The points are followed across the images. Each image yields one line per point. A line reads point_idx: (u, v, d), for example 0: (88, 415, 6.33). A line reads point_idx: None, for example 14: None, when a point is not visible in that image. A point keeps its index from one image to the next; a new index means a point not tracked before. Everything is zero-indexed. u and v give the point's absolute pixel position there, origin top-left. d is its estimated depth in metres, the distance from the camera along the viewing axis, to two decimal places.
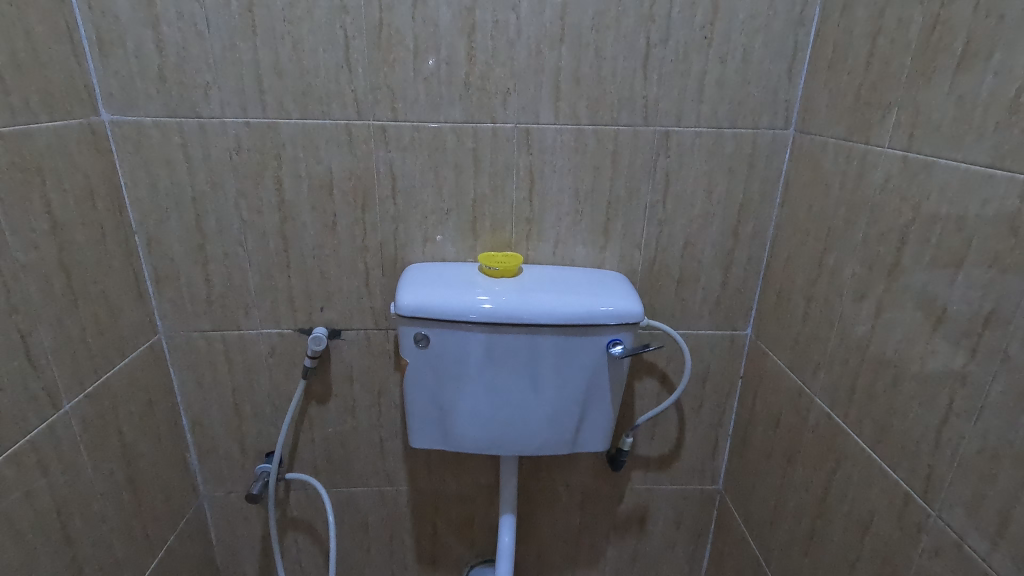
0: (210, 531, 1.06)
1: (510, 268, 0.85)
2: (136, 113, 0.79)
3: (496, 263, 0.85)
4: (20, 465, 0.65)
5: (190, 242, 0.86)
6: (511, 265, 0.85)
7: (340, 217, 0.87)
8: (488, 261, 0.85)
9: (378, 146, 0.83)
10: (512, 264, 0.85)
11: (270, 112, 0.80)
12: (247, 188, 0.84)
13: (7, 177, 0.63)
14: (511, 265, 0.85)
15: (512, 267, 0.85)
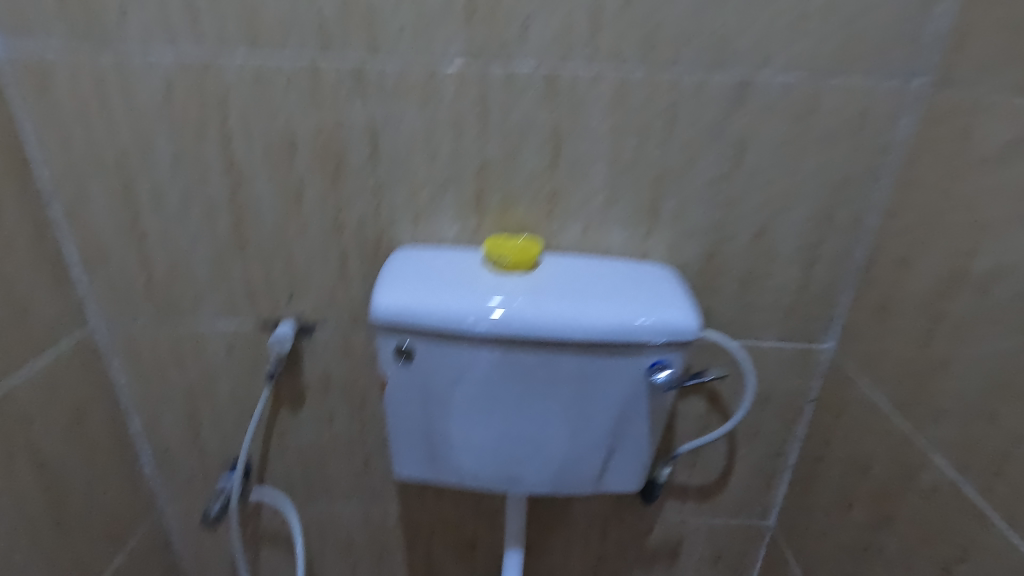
0: (172, 543, 0.93)
1: (526, 259, 0.65)
2: (33, 42, 0.59)
3: (507, 253, 0.65)
4: None
5: (119, 214, 0.68)
6: (527, 255, 0.65)
7: (307, 186, 0.67)
8: (496, 249, 0.65)
9: (355, 93, 0.62)
10: (529, 253, 0.65)
11: (209, 44, 0.60)
12: (186, 147, 0.64)
13: None
14: (527, 255, 0.65)
15: (529, 257, 0.65)
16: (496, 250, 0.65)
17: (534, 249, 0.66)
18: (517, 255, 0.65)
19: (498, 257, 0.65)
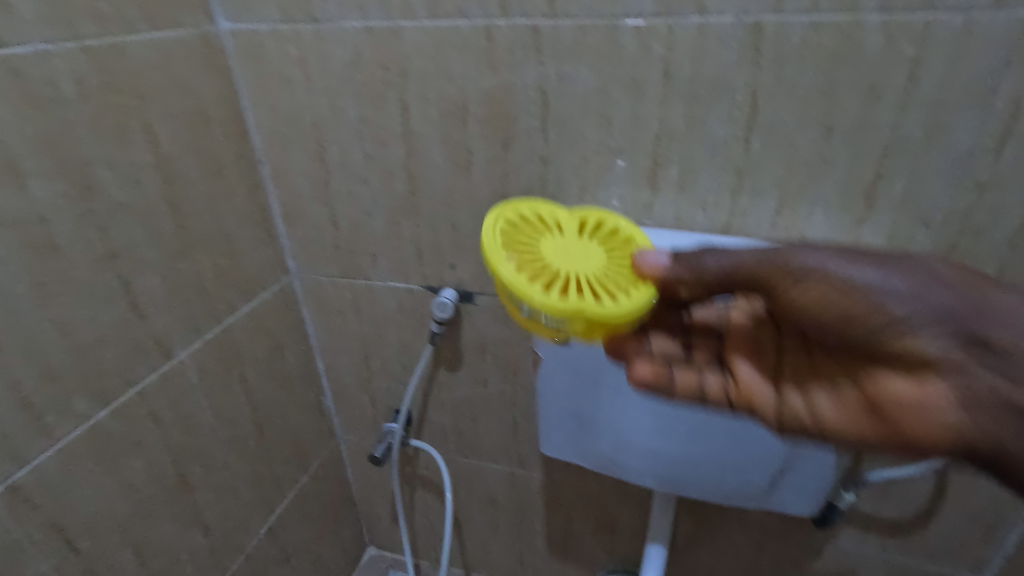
0: (347, 468, 1.06)
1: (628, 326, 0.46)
2: (251, 20, 0.65)
3: (571, 301, 0.44)
4: (128, 417, 0.61)
5: (313, 177, 0.75)
6: (635, 309, 0.46)
7: (475, 154, 0.66)
8: (541, 289, 0.45)
9: (527, 56, 0.58)
10: (638, 307, 0.46)
11: (393, 12, 0.60)
12: (369, 115, 0.67)
13: (94, 104, 0.53)
14: (638, 305, 0.46)
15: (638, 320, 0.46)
16: (534, 290, 0.44)
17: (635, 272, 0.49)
18: (590, 303, 0.45)
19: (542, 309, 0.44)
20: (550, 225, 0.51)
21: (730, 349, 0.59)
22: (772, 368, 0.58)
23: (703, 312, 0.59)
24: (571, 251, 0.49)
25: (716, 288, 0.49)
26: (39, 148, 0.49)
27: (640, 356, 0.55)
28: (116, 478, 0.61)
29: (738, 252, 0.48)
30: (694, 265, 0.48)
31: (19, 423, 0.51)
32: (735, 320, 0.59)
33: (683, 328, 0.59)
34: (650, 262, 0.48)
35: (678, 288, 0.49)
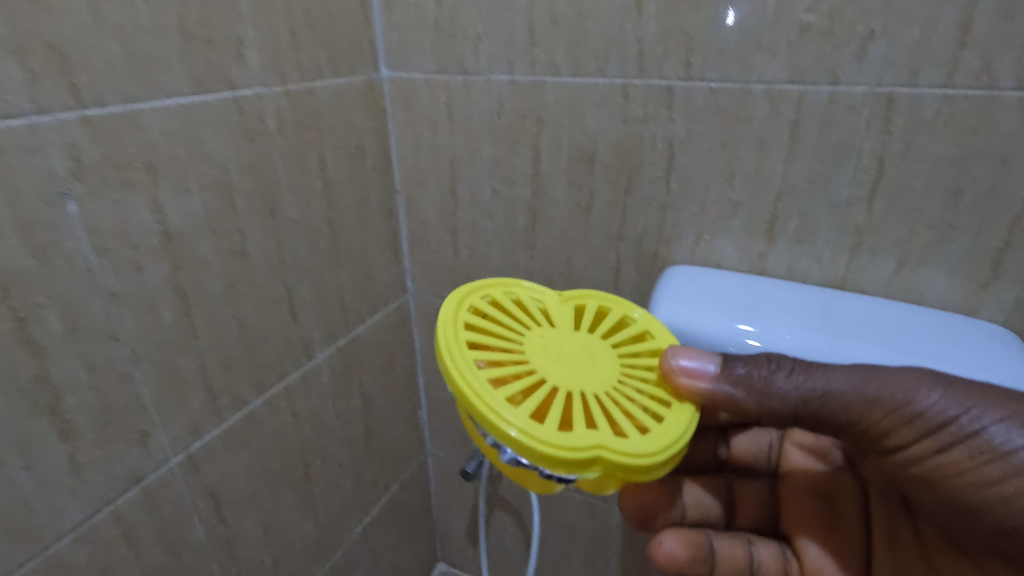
0: (431, 483, 1.10)
1: (658, 471, 0.42)
2: (410, 69, 0.75)
3: (589, 441, 0.40)
4: (274, 407, 0.69)
5: (443, 208, 0.82)
6: (671, 442, 0.42)
7: (598, 197, 0.71)
8: (551, 432, 0.40)
9: (660, 112, 0.64)
10: (674, 441, 0.42)
11: (539, 68, 0.68)
12: (503, 156, 0.75)
13: (287, 137, 0.63)
14: (675, 434, 0.43)
15: (674, 460, 0.43)
16: (543, 432, 0.40)
17: (659, 388, 0.47)
18: (610, 443, 0.41)
19: (554, 457, 0.40)
20: (537, 335, 0.49)
21: (787, 487, 0.62)
22: (838, 513, 0.59)
23: (744, 441, 0.65)
24: (575, 361, 0.47)
25: (791, 415, 0.46)
26: (247, 172, 0.59)
27: (668, 501, 0.59)
28: (259, 461, 0.68)
29: (843, 379, 0.45)
30: (761, 385, 0.46)
31: (201, 402, 0.59)
32: (792, 457, 0.63)
33: (725, 461, 0.65)
34: (694, 367, 0.46)
35: (723, 405, 0.46)
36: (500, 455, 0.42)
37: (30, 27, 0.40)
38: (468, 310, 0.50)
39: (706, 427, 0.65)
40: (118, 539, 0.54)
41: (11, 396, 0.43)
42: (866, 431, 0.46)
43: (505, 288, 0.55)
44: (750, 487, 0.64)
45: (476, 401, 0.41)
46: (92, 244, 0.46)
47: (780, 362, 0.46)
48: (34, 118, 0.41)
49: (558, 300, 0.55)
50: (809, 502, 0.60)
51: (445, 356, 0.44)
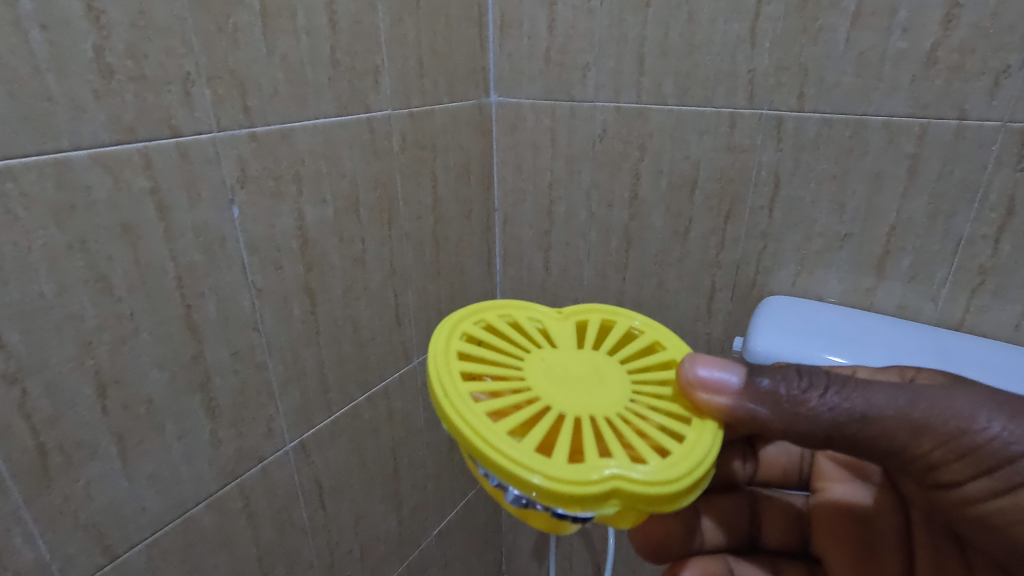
0: None
1: (685, 498, 0.37)
2: (518, 95, 0.79)
3: (600, 471, 0.35)
4: (374, 404, 0.73)
5: (538, 226, 0.86)
6: (693, 463, 0.37)
7: (696, 223, 0.72)
8: (563, 465, 0.35)
9: (768, 142, 0.64)
10: (696, 462, 0.37)
11: (645, 96, 0.70)
12: (602, 179, 0.77)
13: (407, 155, 0.68)
14: (697, 453, 0.38)
15: (701, 485, 0.37)
16: (551, 468, 0.35)
17: (674, 403, 0.42)
18: (627, 470, 0.36)
19: (568, 494, 0.35)
20: (537, 358, 0.44)
21: (818, 505, 0.56)
22: (876, 536, 0.53)
23: (774, 453, 0.56)
24: (581, 383, 0.42)
25: (824, 439, 0.40)
26: (372, 186, 0.64)
27: (683, 534, 0.55)
28: (356, 454, 0.73)
29: (885, 401, 0.39)
30: (791, 404, 0.41)
31: (315, 393, 0.64)
32: (825, 472, 0.55)
33: (751, 476, 0.57)
34: (715, 378, 0.41)
35: (746, 423, 0.41)
36: (511, 498, 0.37)
37: (221, 57, 0.47)
38: (462, 339, 0.45)
39: (732, 440, 0.56)
40: (240, 511, 0.59)
41: (175, 373, 0.50)
42: (912, 461, 0.40)
43: (500, 311, 0.49)
44: (777, 502, 0.58)
45: (478, 438, 0.36)
46: (247, 244, 0.53)
47: (814, 379, 0.41)
48: (216, 134, 0.48)
49: (558, 317, 0.50)
50: (841, 523, 0.54)
51: (441, 395, 0.39)
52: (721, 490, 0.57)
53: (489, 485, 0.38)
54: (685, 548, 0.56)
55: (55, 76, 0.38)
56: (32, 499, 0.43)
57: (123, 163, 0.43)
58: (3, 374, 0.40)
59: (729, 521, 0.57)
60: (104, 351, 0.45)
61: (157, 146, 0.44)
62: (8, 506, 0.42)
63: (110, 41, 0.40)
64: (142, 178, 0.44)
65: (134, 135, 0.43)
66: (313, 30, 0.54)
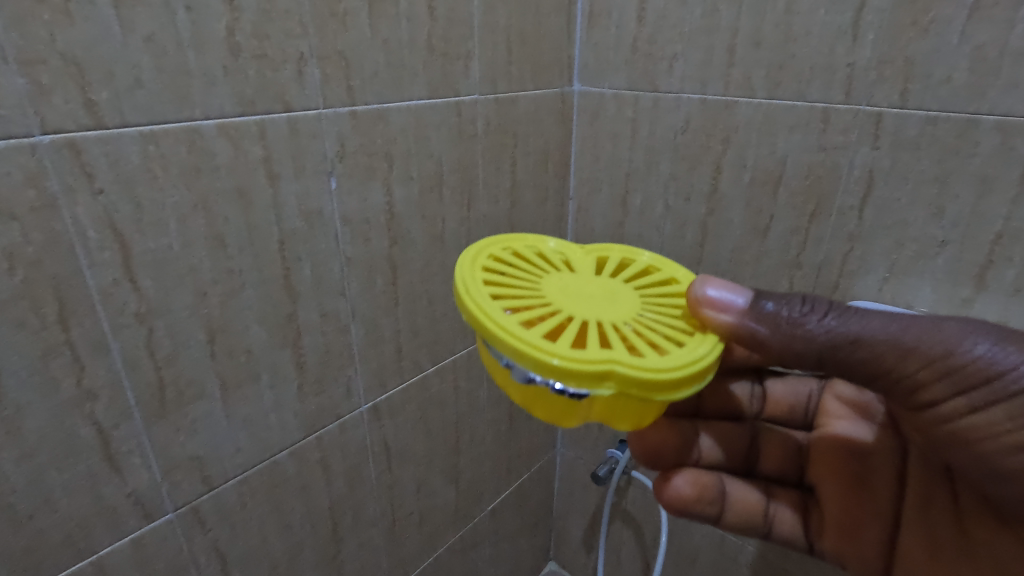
0: (555, 483, 1.10)
1: (678, 392, 0.36)
2: (601, 85, 0.79)
3: (601, 355, 0.35)
4: (442, 377, 0.77)
5: (612, 217, 0.86)
6: (688, 364, 0.37)
7: (777, 221, 0.70)
8: (567, 347, 0.36)
9: (863, 140, 0.61)
10: (691, 362, 0.37)
11: (733, 89, 0.68)
12: (681, 172, 0.76)
13: (490, 139, 0.70)
14: (693, 356, 0.38)
15: (694, 384, 0.37)
16: (555, 349, 0.35)
17: (679, 320, 0.42)
18: (623, 357, 0.36)
19: (569, 369, 0.35)
20: (555, 276, 0.44)
21: (819, 440, 0.57)
22: (870, 470, 0.54)
23: (781, 389, 0.60)
24: (593, 298, 0.42)
25: (816, 359, 0.41)
26: (455, 168, 0.67)
27: (679, 446, 0.55)
28: (422, 423, 0.76)
29: (879, 325, 0.40)
30: (790, 326, 0.41)
31: (390, 360, 0.68)
32: (830, 410, 0.58)
33: (757, 410, 0.60)
34: (721, 298, 0.41)
35: (745, 341, 0.42)
36: (514, 378, 0.37)
37: (331, 40, 0.51)
38: (488, 258, 0.45)
39: (741, 370, 0.60)
40: (317, 461, 0.64)
41: (272, 327, 0.55)
42: (898, 383, 0.41)
43: (524, 241, 0.49)
44: (779, 436, 0.59)
45: (489, 319, 0.37)
46: (341, 215, 0.57)
47: (816, 304, 0.42)
48: (322, 111, 0.52)
49: (580, 251, 0.49)
50: (840, 456, 0.56)
51: (462, 291, 0.39)
52: (725, 417, 0.59)
53: (497, 367, 0.38)
54: (681, 461, 0.55)
55: (194, 52, 0.43)
56: (150, 426, 0.49)
57: (243, 133, 0.47)
58: (136, 313, 0.45)
59: (730, 446, 0.57)
60: (216, 301, 0.50)
61: (272, 119, 0.49)
62: (131, 429, 0.48)
63: (240, 22, 0.45)
64: (257, 147, 0.49)
65: (254, 107, 0.47)
66: (413, 16, 0.57)
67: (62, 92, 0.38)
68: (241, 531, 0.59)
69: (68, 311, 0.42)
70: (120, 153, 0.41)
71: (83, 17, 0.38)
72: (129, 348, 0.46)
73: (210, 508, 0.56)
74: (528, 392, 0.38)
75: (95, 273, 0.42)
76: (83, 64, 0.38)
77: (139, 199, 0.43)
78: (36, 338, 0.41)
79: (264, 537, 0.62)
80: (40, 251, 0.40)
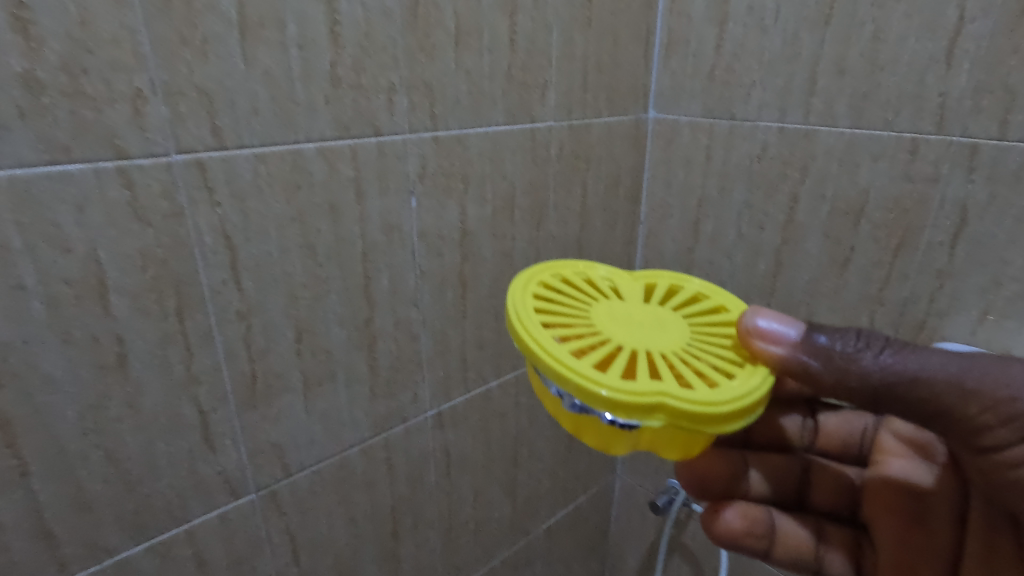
0: (613, 509, 1.09)
1: (728, 425, 0.37)
2: (677, 112, 0.80)
3: (651, 387, 0.36)
4: (504, 391, 0.79)
5: (683, 243, 0.85)
6: (739, 398, 0.37)
7: (858, 254, 0.67)
8: (618, 378, 0.37)
9: (956, 171, 0.58)
10: (741, 396, 0.37)
11: (814, 117, 0.67)
12: (756, 200, 0.75)
13: (563, 164, 0.73)
14: (743, 390, 0.38)
15: (744, 418, 0.37)
16: (607, 381, 0.36)
17: (729, 351, 0.42)
18: (673, 389, 0.36)
19: (620, 401, 0.36)
20: (604, 305, 0.45)
21: (872, 478, 0.54)
22: (928, 511, 0.51)
23: (834, 422, 0.56)
24: (642, 328, 0.43)
25: (871, 396, 0.41)
26: (527, 190, 0.70)
27: (727, 476, 0.53)
28: (482, 434, 0.79)
29: (938, 365, 0.40)
30: (843, 360, 0.41)
31: (455, 370, 0.72)
32: (885, 446, 0.54)
33: (808, 442, 0.56)
34: (773, 329, 0.41)
35: (797, 376, 0.42)
36: (566, 406, 0.38)
37: (420, 71, 0.56)
38: (538, 285, 0.46)
39: (793, 401, 0.57)
40: (382, 460, 0.68)
41: (351, 331, 0.60)
42: (958, 426, 0.40)
43: (573, 268, 0.50)
44: (830, 471, 0.56)
45: (541, 350, 0.38)
46: (419, 231, 0.61)
47: (871, 340, 0.41)
48: (408, 136, 0.57)
49: (628, 278, 0.49)
50: (895, 496, 0.53)
51: (515, 320, 0.41)
52: (772, 449, 0.56)
53: (549, 394, 0.40)
54: (728, 492, 0.53)
55: (302, 84, 0.49)
56: (241, 412, 0.55)
57: (337, 154, 0.53)
58: (238, 311, 0.51)
59: (779, 478, 0.55)
60: (305, 304, 0.55)
61: (363, 143, 0.54)
62: (226, 413, 0.54)
63: (342, 57, 0.50)
64: (348, 167, 0.54)
65: (349, 132, 0.53)
66: (495, 48, 0.61)
67: (194, 119, 0.45)
68: (311, 518, 0.64)
69: (184, 305, 0.48)
70: (235, 171, 0.47)
71: (216, 56, 0.44)
72: (229, 340, 0.52)
73: (286, 493, 0.61)
74: (579, 420, 0.39)
75: (208, 273, 0.49)
76: (213, 95, 0.45)
77: (248, 210, 0.49)
78: (158, 327, 0.48)
79: (331, 526, 0.66)
80: (167, 253, 0.46)
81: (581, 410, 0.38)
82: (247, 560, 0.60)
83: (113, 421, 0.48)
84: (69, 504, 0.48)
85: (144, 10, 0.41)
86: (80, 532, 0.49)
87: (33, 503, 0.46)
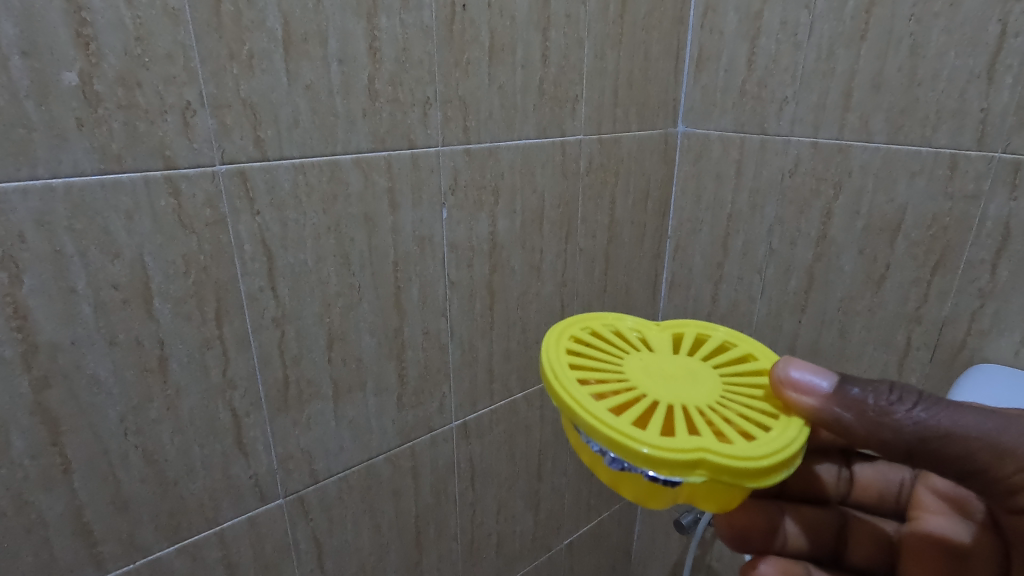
0: (636, 526, 1.07)
1: (769, 479, 0.36)
2: (707, 126, 0.80)
3: (690, 443, 0.36)
4: (530, 403, 0.79)
5: (712, 257, 0.85)
6: (777, 451, 0.36)
7: (894, 271, 0.65)
8: (658, 435, 0.36)
9: (999, 188, 0.57)
10: (779, 448, 0.37)
11: (848, 132, 0.66)
12: (789, 216, 0.74)
13: (593, 176, 0.73)
14: (781, 442, 0.37)
15: (784, 471, 0.37)
16: (646, 438, 0.36)
17: (762, 402, 0.41)
18: (712, 445, 0.36)
19: (661, 458, 0.35)
20: (636, 358, 0.45)
21: (910, 534, 0.51)
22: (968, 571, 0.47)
23: (869, 473, 0.55)
24: (675, 381, 0.42)
25: (905, 451, 0.40)
26: (557, 203, 0.70)
27: (765, 529, 0.52)
28: (507, 446, 0.79)
29: (972, 423, 0.39)
30: (876, 414, 0.40)
31: (482, 381, 0.72)
32: (923, 502, 0.52)
33: (843, 493, 0.55)
34: (806, 380, 0.40)
35: (830, 427, 0.41)
36: (607, 463, 0.38)
37: (454, 86, 0.57)
38: (569, 338, 0.46)
39: (829, 449, 0.56)
40: (409, 469, 0.68)
41: (381, 340, 0.60)
42: (992, 485, 0.39)
43: (602, 319, 0.50)
44: (867, 525, 0.53)
45: (581, 409, 0.38)
46: (449, 241, 0.62)
47: (904, 394, 0.40)
48: (441, 148, 0.58)
49: (656, 328, 0.49)
50: (933, 555, 0.49)
51: (552, 377, 0.41)
52: (810, 500, 0.54)
53: (588, 451, 0.39)
54: (765, 546, 0.53)
55: (341, 98, 0.50)
56: (273, 418, 0.56)
57: (373, 166, 0.54)
58: (273, 317, 0.52)
59: (817, 532, 0.53)
60: (338, 312, 0.56)
61: (397, 155, 0.55)
62: (258, 418, 0.55)
63: (380, 72, 0.52)
64: (383, 178, 0.55)
65: (384, 144, 0.54)
66: (528, 64, 0.61)
67: (239, 131, 0.46)
68: (338, 525, 0.65)
69: (223, 311, 0.50)
70: (276, 181, 0.49)
71: (262, 70, 0.46)
72: (264, 346, 0.53)
73: (314, 500, 0.61)
74: (620, 476, 0.38)
75: (247, 281, 0.50)
76: (257, 108, 0.46)
77: (286, 220, 0.50)
78: (197, 331, 0.49)
79: (356, 534, 0.67)
80: (209, 259, 0.48)
81: (621, 467, 0.37)
82: (275, 564, 0.61)
83: (152, 422, 0.49)
84: (108, 502, 0.49)
85: (196, 27, 0.42)
86: (117, 531, 0.50)
87: (74, 501, 0.47)
